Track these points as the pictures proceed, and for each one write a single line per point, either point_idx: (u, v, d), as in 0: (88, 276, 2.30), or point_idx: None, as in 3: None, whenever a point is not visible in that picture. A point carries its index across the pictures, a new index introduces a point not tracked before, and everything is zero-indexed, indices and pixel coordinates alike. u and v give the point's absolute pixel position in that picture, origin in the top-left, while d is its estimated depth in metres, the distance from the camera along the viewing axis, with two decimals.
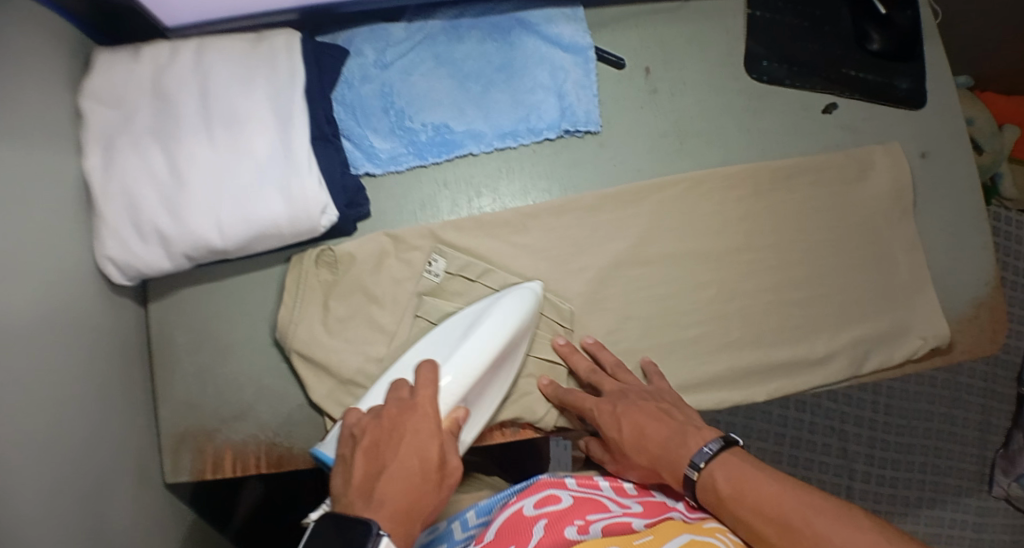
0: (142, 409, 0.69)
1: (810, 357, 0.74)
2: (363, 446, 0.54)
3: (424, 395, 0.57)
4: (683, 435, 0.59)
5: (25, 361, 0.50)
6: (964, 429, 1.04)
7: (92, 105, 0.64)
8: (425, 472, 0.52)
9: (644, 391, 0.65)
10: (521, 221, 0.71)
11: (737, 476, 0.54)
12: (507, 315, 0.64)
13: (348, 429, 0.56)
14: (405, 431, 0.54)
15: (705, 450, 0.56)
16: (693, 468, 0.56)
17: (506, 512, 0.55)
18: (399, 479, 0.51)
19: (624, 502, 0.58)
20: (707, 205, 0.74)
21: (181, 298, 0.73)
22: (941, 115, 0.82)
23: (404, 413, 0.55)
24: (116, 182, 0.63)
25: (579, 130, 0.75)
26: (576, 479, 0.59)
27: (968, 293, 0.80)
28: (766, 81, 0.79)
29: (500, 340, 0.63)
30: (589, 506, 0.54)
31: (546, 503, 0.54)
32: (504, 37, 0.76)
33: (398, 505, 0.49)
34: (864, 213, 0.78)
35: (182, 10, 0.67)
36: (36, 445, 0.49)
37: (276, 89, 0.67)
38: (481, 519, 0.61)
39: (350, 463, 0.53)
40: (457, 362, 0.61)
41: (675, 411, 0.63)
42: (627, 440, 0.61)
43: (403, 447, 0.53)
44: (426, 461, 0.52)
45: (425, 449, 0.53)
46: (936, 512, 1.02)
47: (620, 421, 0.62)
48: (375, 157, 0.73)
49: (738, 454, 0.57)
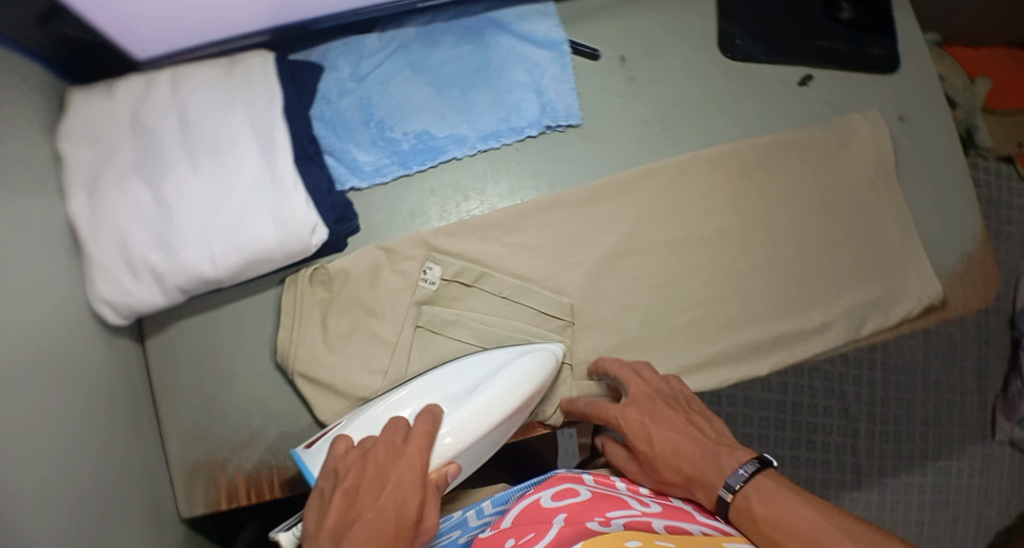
0: (151, 446, 0.69)
1: (808, 327, 0.75)
2: (342, 489, 0.52)
3: (415, 445, 0.57)
4: (716, 456, 0.58)
5: (33, 412, 0.50)
6: (963, 380, 1.06)
7: (73, 146, 0.63)
8: (401, 525, 0.50)
9: (671, 404, 0.64)
10: (512, 220, 0.71)
11: (772, 501, 0.54)
12: (522, 378, 0.64)
13: (333, 464, 0.56)
14: (388, 479, 0.53)
15: (741, 472, 0.56)
16: (728, 489, 0.55)
17: (523, 502, 0.56)
18: (369, 529, 0.48)
19: (641, 500, 0.58)
20: (694, 188, 0.75)
21: (178, 331, 0.72)
22: (914, 77, 0.83)
23: (391, 462, 0.55)
24: (103, 223, 0.62)
25: (561, 125, 0.75)
26: (593, 476, 0.61)
27: (957, 248, 0.81)
28: (741, 59, 0.80)
29: (513, 398, 0.63)
30: (607, 502, 0.54)
31: (564, 496, 0.55)
32: (478, 38, 0.76)
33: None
34: (849, 181, 0.78)
35: (153, 42, 0.67)
36: (46, 495, 0.49)
37: (255, 113, 0.67)
38: (496, 508, 0.60)
39: (325, 505, 0.52)
40: (464, 413, 0.62)
41: (704, 427, 0.63)
42: (659, 455, 0.60)
43: (383, 496, 0.51)
44: (403, 514, 0.50)
45: (405, 501, 0.51)
46: (942, 464, 1.04)
47: (651, 435, 0.61)
48: (359, 171, 0.72)
49: (772, 477, 0.56)
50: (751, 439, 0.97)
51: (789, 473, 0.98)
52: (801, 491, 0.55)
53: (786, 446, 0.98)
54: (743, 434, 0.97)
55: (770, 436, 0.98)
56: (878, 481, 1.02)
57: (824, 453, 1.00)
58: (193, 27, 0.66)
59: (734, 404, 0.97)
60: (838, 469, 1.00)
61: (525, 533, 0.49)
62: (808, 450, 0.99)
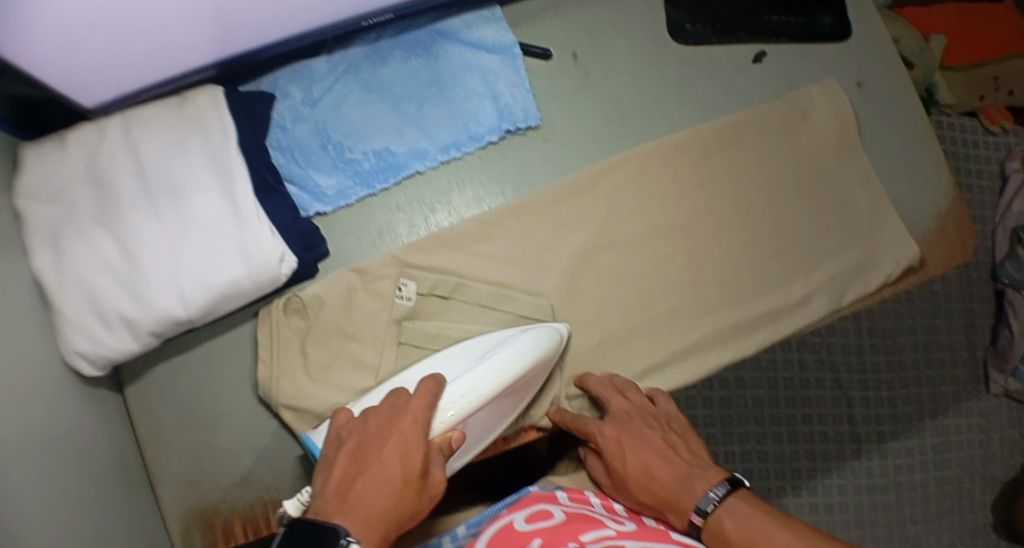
0: (143, 496, 0.67)
1: (790, 303, 0.75)
2: (348, 446, 0.54)
3: (417, 404, 0.56)
4: (688, 480, 0.59)
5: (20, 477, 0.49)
6: (950, 337, 1.06)
7: (28, 202, 0.62)
8: (405, 480, 0.51)
9: (652, 420, 0.65)
10: (482, 229, 0.71)
11: (746, 526, 0.54)
12: (528, 349, 0.64)
13: (336, 429, 0.56)
14: (392, 435, 0.53)
15: (712, 495, 0.56)
16: (699, 513, 0.56)
17: (497, 524, 0.57)
18: (376, 486, 0.50)
19: (617, 519, 0.58)
20: (661, 175, 0.75)
21: (158, 377, 0.71)
22: (865, 43, 0.84)
23: (392, 420, 0.55)
24: (70, 278, 0.62)
25: (520, 128, 0.75)
26: (568, 493, 0.63)
27: (929, 206, 0.82)
28: (692, 44, 0.80)
29: (519, 366, 0.62)
30: (581, 521, 0.55)
31: (538, 517, 0.56)
32: (427, 51, 0.75)
33: (371, 511, 0.49)
34: (814, 152, 0.79)
35: (99, 89, 0.66)
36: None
37: (211, 149, 0.66)
38: (471, 529, 0.62)
39: (331, 459, 0.54)
40: (471, 378, 0.60)
41: (681, 448, 0.63)
42: (632, 476, 0.61)
43: (386, 453, 0.52)
44: (408, 470, 0.51)
45: (408, 456, 0.52)
46: (941, 423, 1.04)
47: (626, 454, 0.63)
48: (323, 196, 0.72)
49: (745, 499, 0.56)
50: (747, 420, 0.97)
51: (789, 450, 0.98)
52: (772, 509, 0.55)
53: (783, 423, 0.98)
54: (738, 416, 0.97)
55: (765, 416, 0.98)
56: (879, 447, 1.02)
57: (821, 425, 1.00)
58: (138, 69, 0.65)
59: (727, 388, 0.97)
60: (837, 439, 1.00)
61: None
62: (806, 424, 0.99)
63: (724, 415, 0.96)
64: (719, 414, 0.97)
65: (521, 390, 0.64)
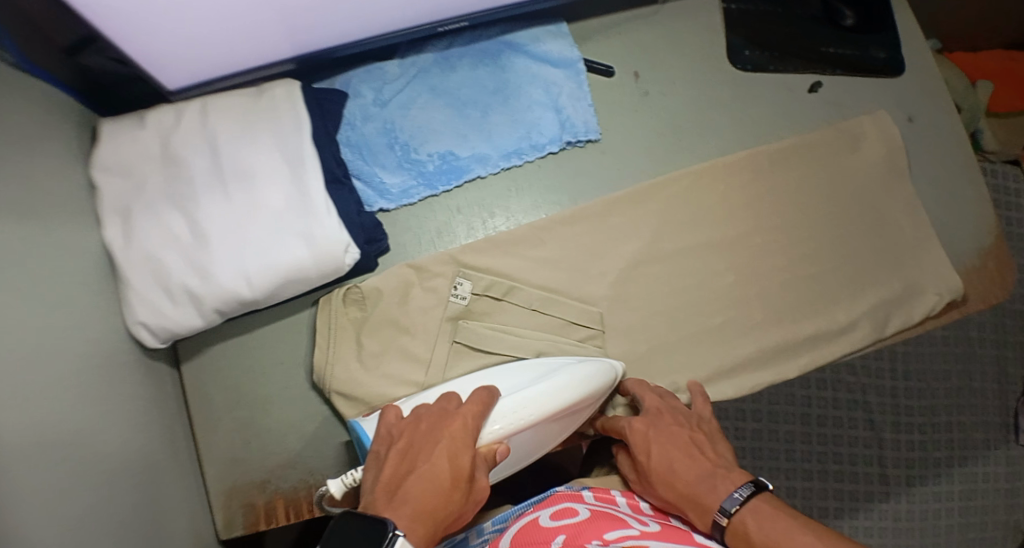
0: (189, 471, 0.69)
1: (834, 328, 0.76)
2: (398, 447, 0.53)
3: (468, 409, 0.56)
4: (711, 479, 0.58)
5: (72, 438, 0.51)
6: (982, 382, 1.06)
7: (104, 175, 0.65)
8: (455, 482, 0.50)
9: (681, 419, 0.65)
10: (536, 235, 0.73)
11: (770, 531, 0.53)
12: (585, 379, 0.64)
13: (386, 427, 0.56)
14: (442, 436, 0.53)
15: (736, 495, 0.56)
16: (724, 513, 0.55)
17: (523, 520, 0.58)
18: (427, 482, 0.49)
19: (642, 519, 0.59)
20: (713, 195, 0.77)
21: (213, 355, 0.73)
22: (918, 80, 0.85)
23: (443, 422, 0.54)
24: (138, 251, 0.64)
25: (580, 140, 0.77)
26: (593, 492, 0.64)
27: (973, 245, 0.83)
28: (750, 70, 0.82)
29: (572, 395, 0.62)
30: (605, 520, 0.56)
31: (563, 514, 0.57)
32: (494, 61, 0.78)
33: (421, 506, 0.47)
34: (864, 182, 0.80)
35: (183, 72, 0.69)
36: (83, 526, 0.49)
37: (282, 139, 0.69)
38: (496, 526, 0.63)
39: (380, 460, 0.52)
40: (525, 396, 0.60)
41: (707, 446, 0.62)
42: (655, 470, 0.61)
43: (437, 452, 0.51)
44: (458, 471, 0.51)
45: (458, 457, 0.52)
46: (969, 470, 1.04)
47: (650, 448, 0.62)
48: (387, 193, 0.74)
49: (770, 502, 0.56)
50: (777, 452, 0.97)
51: (818, 486, 0.98)
52: (796, 513, 0.55)
53: (814, 458, 0.98)
54: (768, 448, 0.97)
55: (795, 448, 0.98)
56: (907, 489, 1.01)
57: (851, 464, 1.00)
58: (220, 58, 0.69)
59: (760, 418, 0.97)
60: (866, 480, 1.00)
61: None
62: (835, 461, 0.99)
63: (754, 445, 0.96)
64: (748, 444, 0.96)
65: (569, 417, 0.64)
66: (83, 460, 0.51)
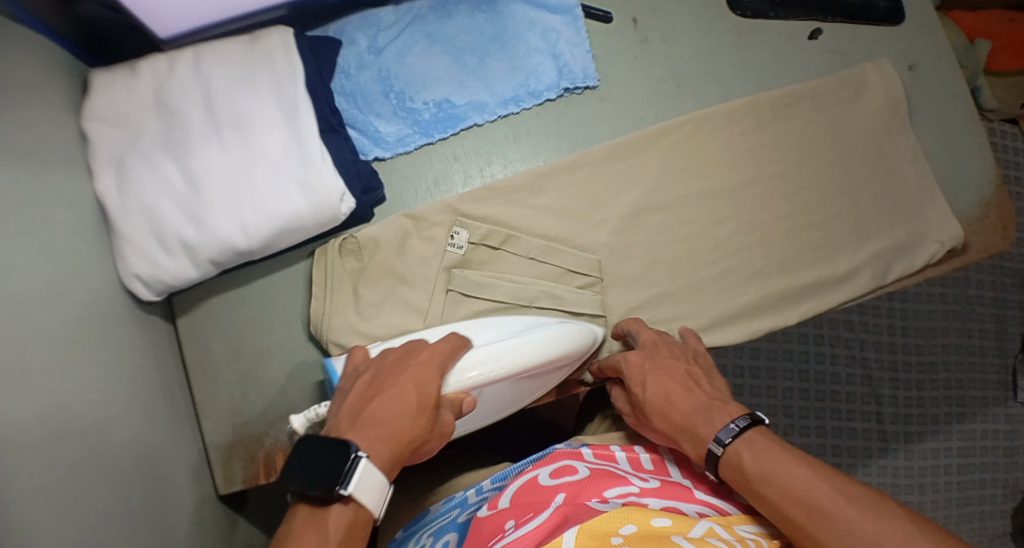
0: (188, 426, 0.68)
1: (835, 275, 0.76)
2: (363, 378, 0.54)
3: (437, 346, 0.56)
4: (708, 411, 0.58)
5: (69, 380, 0.50)
6: (981, 340, 1.06)
7: (96, 124, 0.63)
8: (421, 408, 0.51)
9: (676, 352, 0.65)
10: (536, 182, 0.72)
11: (765, 458, 0.53)
12: (565, 333, 0.64)
13: (353, 366, 0.57)
14: (408, 366, 0.53)
15: (732, 427, 0.55)
16: (718, 444, 0.55)
17: (521, 478, 0.57)
18: (391, 408, 0.51)
19: (641, 475, 0.58)
20: (712, 142, 0.76)
21: (209, 309, 0.73)
22: (920, 28, 0.84)
23: (410, 354, 0.55)
24: (132, 200, 0.63)
25: (578, 86, 0.76)
26: (592, 449, 0.62)
27: (975, 194, 0.82)
28: (751, 16, 0.81)
29: (553, 348, 0.61)
30: (606, 477, 0.55)
31: (563, 472, 0.56)
32: (492, 7, 0.77)
33: (385, 431, 0.49)
34: (866, 130, 0.79)
35: (175, 18, 0.68)
36: (80, 465, 0.48)
37: (277, 85, 0.68)
38: (495, 484, 0.61)
39: (346, 392, 0.54)
40: (503, 345, 0.59)
41: (703, 381, 0.62)
42: (652, 402, 0.61)
43: (404, 379, 0.52)
44: (424, 399, 0.52)
45: (424, 386, 0.52)
46: (967, 427, 1.04)
47: (648, 380, 0.62)
48: (383, 142, 0.73)
49: (766, 435, 0.56)
50: (775, 408, 0.97)
51: (816, 443, 0.98)
52: (793, 447, 0.55)
53: (812, 416, 0.98)
54: (767, 406, 0.97)
55: (794, 405, 0.98)
56: (905, 447, 1.02)
57: (849, 421, 1.00)
58: (212, 3, 0.67)
59: (757, 376, 0.97)
60: (865, 436, 1.00)
61: (524, 514, 0.49)
62: (833, 417, 0.99)
63: (753, 403, 0.96)
64: (747, 402, 0.96)
65: (547, 372, 0.63)
66: (79, 398, 0.50)
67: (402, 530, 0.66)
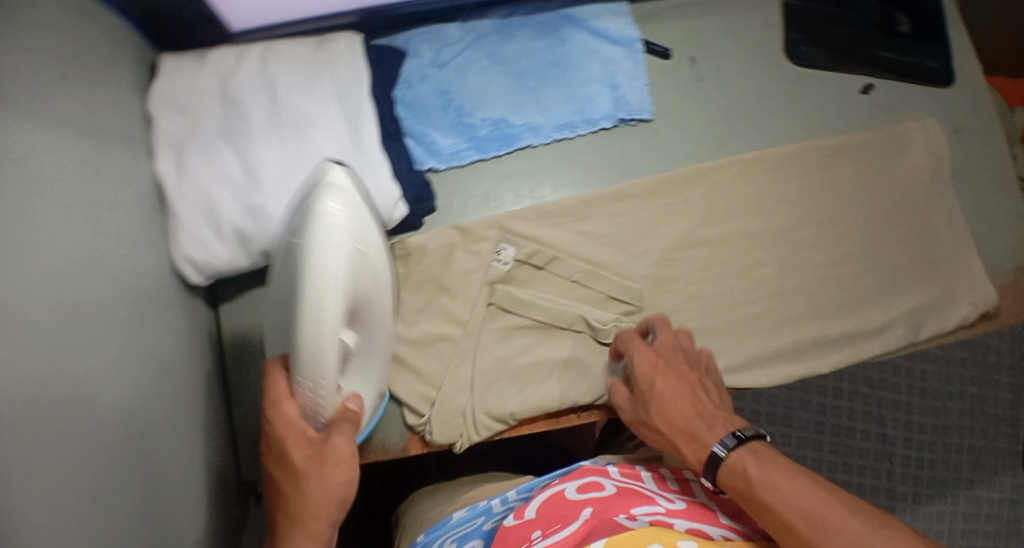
0: (218, 413, 0.70)
1: (868, 328, 0.77)
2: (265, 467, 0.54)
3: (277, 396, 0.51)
4: (710, 417, 0.58)
5: (127, 360, 0.51)
6: (999, 406, 1.06)
7: (161, 109, 0.65)
8: (301, 475, 0.50)
9: (688, 359, 0.65)
10: (584, 208, 0.74)
11: (766, 464, 0.52)
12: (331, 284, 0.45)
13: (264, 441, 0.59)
14: (273, 444, 0.52)
15: (737, 434, 0.55)
16: (722, 446, 0.55)
17: (547, 491, 0.57)
18: (286, 494, 0.51)
19: (668, 496, 0.59)
20: (759, 186, 0.77)
21: (249, 299, 0.75)
22: (969, 94, 0.86)
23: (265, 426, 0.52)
24: (190, 187, 0.64)
25: (632, 118, 0.78)
26: (618, 468, 0.63)
27: (1011, 261, 0.83)
28: (806, 65, 0.83)
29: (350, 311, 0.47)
30: (632, 496, 0.55)
31: (589, 489, 0.56)
32: (555, 33, 0.79)
33: (292, 518, 0.50)
34: (907, 186, 0.81)
35: (249, 11, 0.71)
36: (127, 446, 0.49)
37: (342, 90, 0.70)
38: (521, 495, 0.61)
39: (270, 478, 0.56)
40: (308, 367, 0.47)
41: (711, 391, 0.63)
42: (657, 398, 0.61)
43: (276, 461, 0.52)
44: (300, 465, 0.50)
45: (294, 451, 0.51)
46: (976, 493, 1.03)
47: (657, 379, 0.62)
48: (438, 153, 0.75)
49: (768, 447, 0.55)
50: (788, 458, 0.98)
51: None
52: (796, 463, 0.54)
53: (824, 469, 0.99)
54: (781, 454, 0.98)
55: (806, 455, 0.99)
56: (913, 508, 1.01)
57: (859, 477, 1.00)
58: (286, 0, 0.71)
59: (774, 422, 0.98)
60: (873, 494, 1.01)
61: (551, 525, 0.50)
62: (844, 472, 1.00)
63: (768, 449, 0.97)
64: None
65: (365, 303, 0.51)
66: (133, 378, 0.51)
67: (422, 535, 0.66)
